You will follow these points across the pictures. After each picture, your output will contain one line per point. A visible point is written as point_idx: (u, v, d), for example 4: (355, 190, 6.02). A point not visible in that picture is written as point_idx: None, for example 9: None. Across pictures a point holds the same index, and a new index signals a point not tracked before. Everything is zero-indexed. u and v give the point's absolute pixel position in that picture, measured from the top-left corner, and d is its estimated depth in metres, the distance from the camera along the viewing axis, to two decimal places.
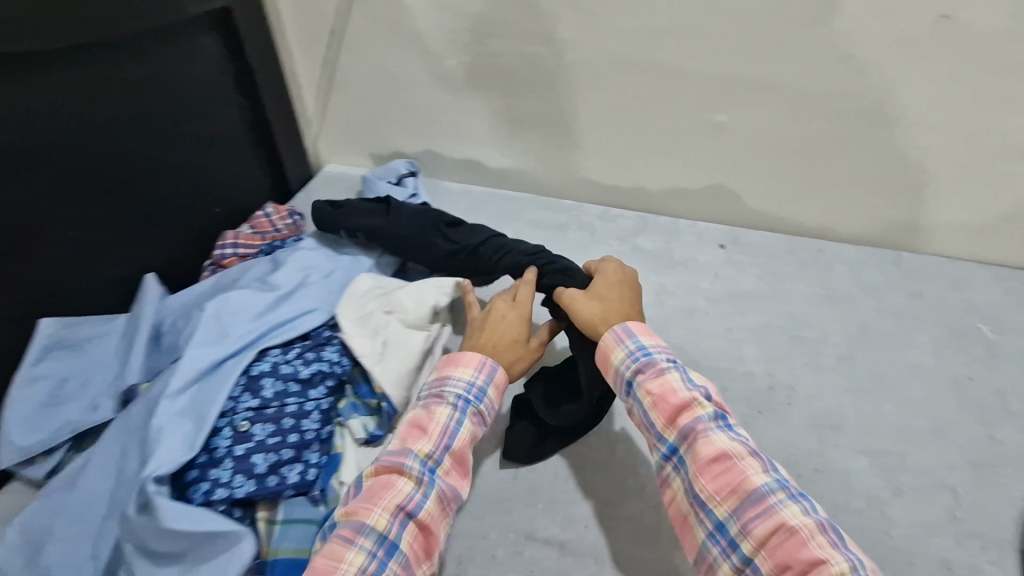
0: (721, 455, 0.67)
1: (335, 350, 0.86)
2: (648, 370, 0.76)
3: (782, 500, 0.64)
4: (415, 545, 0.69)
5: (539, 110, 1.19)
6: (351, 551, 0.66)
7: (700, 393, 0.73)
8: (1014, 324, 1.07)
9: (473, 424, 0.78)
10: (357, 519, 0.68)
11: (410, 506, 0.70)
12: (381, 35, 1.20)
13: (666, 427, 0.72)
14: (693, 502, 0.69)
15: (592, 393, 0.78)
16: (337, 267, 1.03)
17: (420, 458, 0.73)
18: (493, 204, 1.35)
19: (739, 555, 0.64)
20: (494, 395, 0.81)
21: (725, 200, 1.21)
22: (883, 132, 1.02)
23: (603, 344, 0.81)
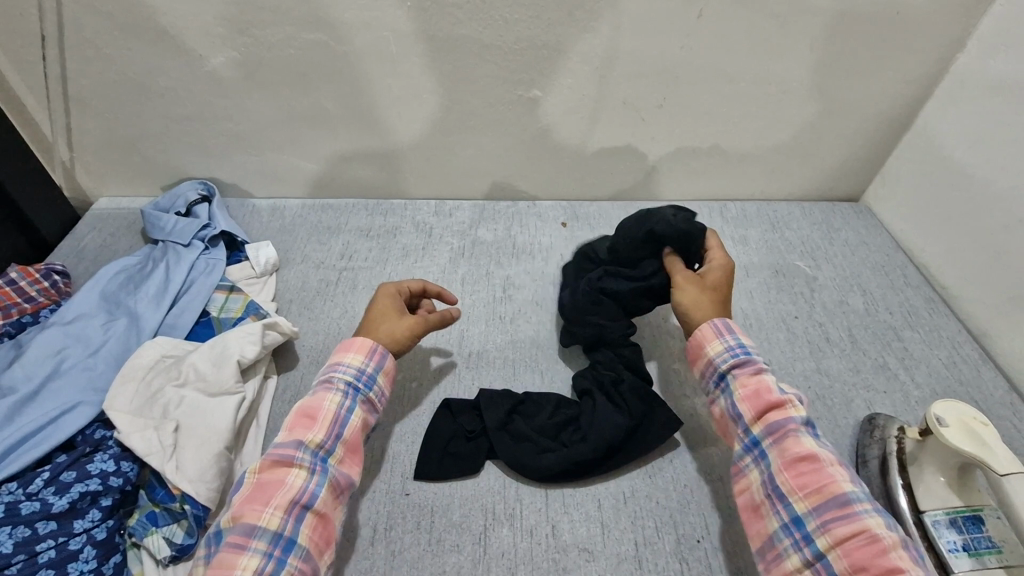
0: (810, 456, 0.62)
1: (109, 456, 0.68)
2: (746, 367, 0.71)
3: (866, 508, 0.59)
4: (315, 536, 0.61)
5: (343, 103, 1.07)
6: (244, 556, 0.57)
7: (793, 396, 0.69)
8: (825, 254, 1.16)
9: (362, 411, 0.70)
10: (247, 523, 0.59)
11: (306, 499, 0.61)
12: (116, 31, 0.96)
13: (754, 420, 0.68)
14: (769, 494, 0.64)
15: (375, 366, 0.72)
16: (107, 340, 0.83)
17: (312, 448, 0.65)
18: (329, 228, 1.17)
19: (810, 550, 0.59)
20: (386, 383, 0.73)
21: (556, 173, 1.20)
22: (681, 89, 1.06)
23: (698, 334, 0.75)
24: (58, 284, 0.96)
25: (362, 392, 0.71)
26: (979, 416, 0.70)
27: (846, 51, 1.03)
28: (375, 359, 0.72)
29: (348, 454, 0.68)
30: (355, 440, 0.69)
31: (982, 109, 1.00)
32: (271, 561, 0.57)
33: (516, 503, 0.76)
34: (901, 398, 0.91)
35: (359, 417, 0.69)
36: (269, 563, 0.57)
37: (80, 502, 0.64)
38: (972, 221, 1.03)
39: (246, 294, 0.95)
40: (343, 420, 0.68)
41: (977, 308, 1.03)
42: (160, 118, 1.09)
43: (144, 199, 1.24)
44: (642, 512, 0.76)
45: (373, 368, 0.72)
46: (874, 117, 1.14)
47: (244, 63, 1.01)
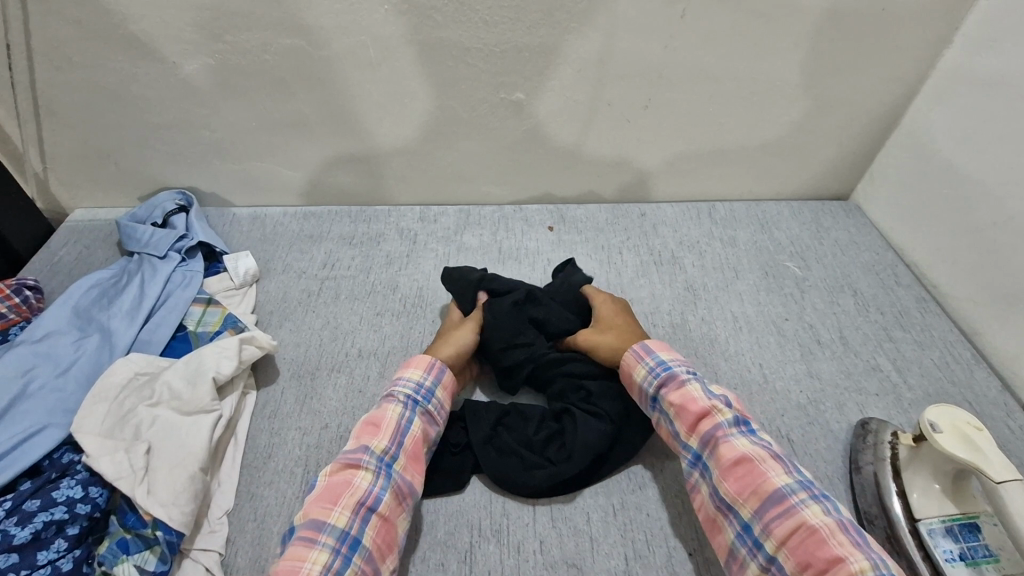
0: (742, 459, 0.65)
1: (76, 481, 0.65)
2: (670, 382, 0.74)
3: (802, 500, 0.61)
4: (378, 538, 0.63)
5: (322, 108, 1.05)
6: (314, 550, 0.60)
7: (721, 400, 0.72)
8: (815, 254, 1.14)
9: (423, 422, 0.73)
10: (317, 521, 0.62)
11: (371, 501, 0.64)
12: (85, 38, 0.93)
13: (689, 434, 0.70)
14: (718, 505, 0.66)
15: (434, 379, 0.76)
16: (78, 358, 0.81)
17: (378, 453, 0.68)
18: (311, 236, 1.14)
19: (761, 555, 0.61)
20: (444, 398, 0.77)
21: (542, 176, 1.18)
22: (667, 90, 1.05)
23: (624, 363, 0.80)
24: (29, 299, 0.93)
25: (421, 404, 0.74)
26: (973, 421, 0.69)
27: (832, 49, 1.02)
28: (432, 374, 0.76)
29: (412, 462, 0.70)
30: (418, 449, 0.71)
31: (971, 106, 0.99)
32: (338, 557, 0.59)
33: (503, 519, 0.74)
34: (894, 400, 0.90)
35: (420, 428, 0.72)
36: (337, 559, 0.60)
37: (44, 532, 0.61)
38: (962, 219, 1.02)
39: (224, 307, 0.92)
40: (405, 429, 0.71)
41: (968, 306, 1.02)
42: (135, 127, 1.06)
43: (121, 209, 1.21)
44: (632, 524, 0.74)
45: (432, 382, 0.76)
46: (862, 116, 1.13)
47: (219, 70, 0.98)
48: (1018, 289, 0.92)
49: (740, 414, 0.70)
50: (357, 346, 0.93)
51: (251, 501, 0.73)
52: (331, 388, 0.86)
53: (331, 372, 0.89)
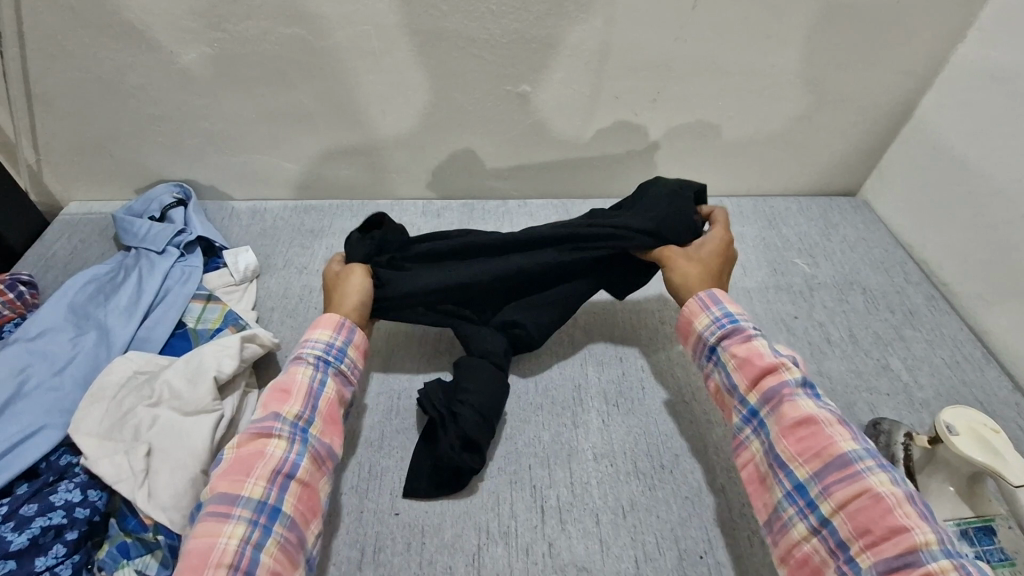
0: (807, 419, 0.61)
1: (75, 484, 0.64)
2: (734, 336, 0.71)
3: (869, 467, 0.57)
4: (300, 504, 0.61)
5: (323, 100, 1.02)
6: (228, 524, 0.56)
7: (788, 359, 0.68)
8: (824, 251, 1.13)
9: (336, 384, 0.72)
10: (229, 495, 0.58)
11: (287, 468, 0.61)
12: (79, 26, 0.91)
13: (749, 389, 0.67)
14: (772, 463, 0.63)
15: (343, 340, 0.74)
16: (75, 357, 0.79)
17: (290, 419, 0.65)
18: (312, 231, 1.12)
19: (814, 516, 0.58)
20: (356, 357, 0.75)
21: (547, 171, 1.17)
22: (676, 84, 1.03)
23: (687, 310, 0.76)
24: (24, 295, 0.91)
25: (333, 364, 0.72)
26: (990, 423, 0.68)
27: (844, 41, 1.00)
28: (343, 333, 0.74)
29: (329, 425, 0.68)
30: (333, 411, 0.69)
31: (984, 101, 0.98)
32: (257, 526, 0.56)
33: (510, 521, 0.73)
34: (905, 400, 0.88)
35: (333, 390, 0.70)
36: (256, 530, 0.56)
37: (42, 537, 0.59)
38: (974, 216, 1.01)
39: (224, 304, 0.90)
40: (317, 393, 0.68)
41: (978, 305, 1.01)
42: (130, 118, 1.03)
43: (117, 202, 1.18)
44: (642, 526, 0.73)
45: (342, 343, 0.74)
46: (873, 111, 1.11)
47: (217, 60, 0.96)
48: None
49: (807, 376, 0.67)
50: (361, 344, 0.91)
51: None
52: None
53: None
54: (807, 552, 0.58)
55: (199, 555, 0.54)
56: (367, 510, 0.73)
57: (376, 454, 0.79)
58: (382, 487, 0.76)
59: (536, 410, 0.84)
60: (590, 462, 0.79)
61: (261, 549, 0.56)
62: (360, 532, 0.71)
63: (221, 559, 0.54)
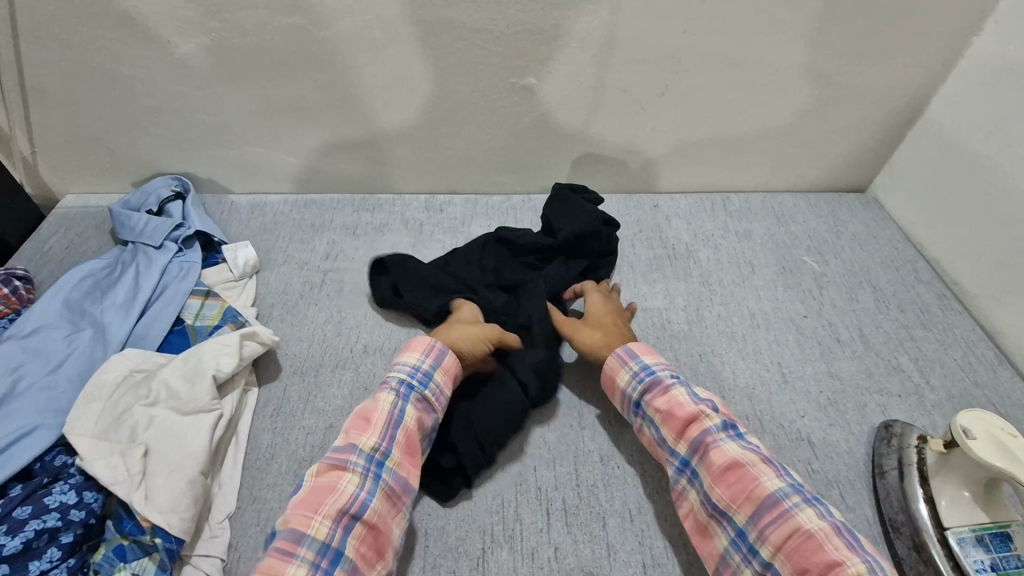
0: (734, 464, 0.62)
1: (70, 487, 0.62)
2: (653, 388, 0.72)
3: (796, 505, 0.59)
4: (362, 547, 0.59)
5: (324, 92, 1.00)
6: (292, 565, 0.55)
7: (707, 404, 0.69)
8: (833, 248, 1.11)
9: (418, 412, 0.70)
10: (297, 531, 0.58)
11: (355, 508, 0.60)
12: (73, 14, 0.88)
13: (676, 440, 0.68)
14: (711, 512, 0.63)
15: (430, 363, 0.72)
16: (70, 355, 0.77)
17: (367, 452, 0.64)
18: (313, 226, 1.10)
19: (757, 562, 0.59)
20: (445, 382, 0.73)
21: (552, 166, 1.15)
22: (684, 77, 1.01)
23: (608, 367, 0.77)
24: (19, 290, 0.89)
25: (416, 391, 0.70)
26: (1007, 427, 0.66)
27: (857, 34, 0.97)
28: (430, 358, 0.73)
29: (406, 457, 0.66)
30: (411, 443, 0.67)
31: (999, 97, 0.96)
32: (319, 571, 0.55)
33: (516, 524, 0.71)
34: (916, 402, 0.87)
35: (413, 419, 0.68)
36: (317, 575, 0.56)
37: (35, 541, 0.58)
38: (987, 214, 0.99)
39: (223, 301, 0.88)
40: (397, 421, 0.67)
41: (991, 305, 0.99)
42: (127, 109, 1.01)
43: (113, 196, 1.16)
44: (650, 530, 0.71)
45: (429, 367, 0.72)
46: (885, 106, 1.09)
47: (215, 50, 0.93)
48: None
49: (726, 417, 0.68)
50: (363, 342, 0.89)
51: (254, 504, 0.71)
52: (336, 385, 0.83)
53: (336, 368, 0.85)
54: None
55: None
56: None
57: None
58: None
59: (542, 410, 0.82)
60: (596, 464, 0.77)
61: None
62: None
63: None
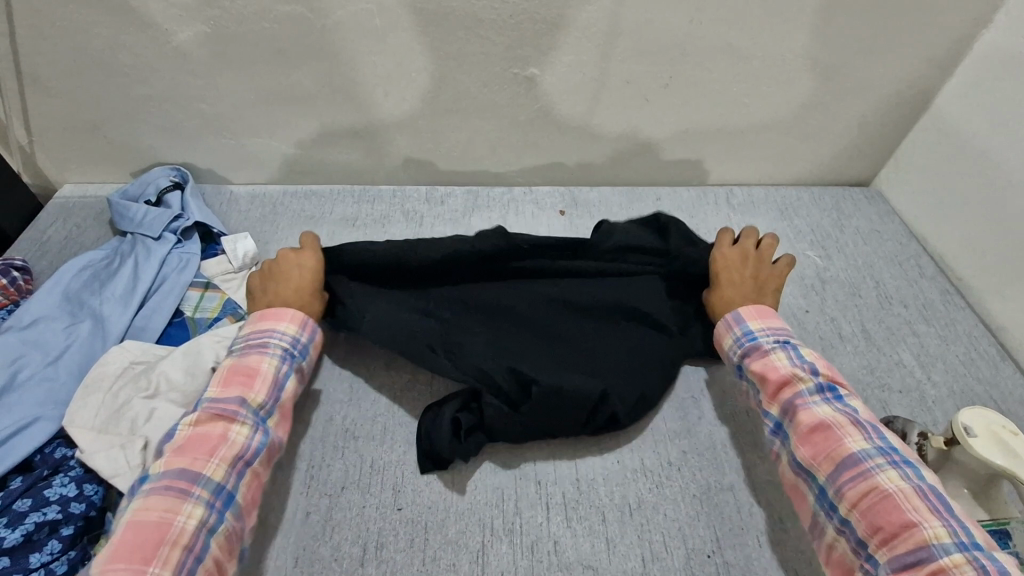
0: (820, 426, 0.65)
1: (69, 479, 0.62)
2: (753, 353, 0.74)
3: (878, 466, 0.61)
4: (249, 495, 0.63)
5: (324, 81, 0.99)
6: (188, 504, 0.58)
7: (808, 367, 0.70)
8: (836, 243, 1.10)
9: (295, 379, 0.72)
10: (188, 471, 0.60)
11: (250, 456, 0.63)
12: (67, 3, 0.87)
13: (769, 401, 0.71)
14: (797, 469, 0.67)
15: (308, 338, 0.74)
16: (69, 346, 0.76)
17: (254, 408, 0.66)
18: (314, 217, 1.10)
19: (837, 517, 0.62)
20: (315, 354, 0.76)
21: (554, 157, 1.14)
22: (688, 69, 0.99)
23: (716, 330, 0.80)
24: (18, 281, 0.89)
25: (296, 360, 0.72)
26: (1008, 425, 0.66)
27: (864, 26, 0.96)
28: (307, 333, 0.74)
29: (281, 419, 0.69)
30: (288, 407, 0.70)
31: (1007, 90, 0.94)
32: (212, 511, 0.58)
33: (515, 517, 0.72)
34: (918, 399, 0.87)
35: (292, 385, 0.71)
36: (212, 513, 0.59)
37: (36, 534, 0.58)
38: (992, 209, 0.98)
39: (222, 293, 0.89)
40: (282, 385, 0.69)
41: (995, 302, 0.99)
42: (124, 98, 1.00)
43: (112, 186, 1.15)
44: (649, 524, 0.72)
45: (306, 340, 0.74)
46: (891, 98, 1.07)
47: (212, 38, 0.92)
48: None
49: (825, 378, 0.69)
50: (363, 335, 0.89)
51: None
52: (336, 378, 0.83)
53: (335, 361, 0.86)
54: (840, 551, 0.62)
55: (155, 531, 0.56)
56: (369, 506, 0.72)
57: (376, 447, 0.77)
58: (383, 482, 0.74)
59: None
60: (596, 458, 0.77)
61: (213, 533, 0.58)
62: (362, 526, 0.70)
63: (178, 538, 0.56)
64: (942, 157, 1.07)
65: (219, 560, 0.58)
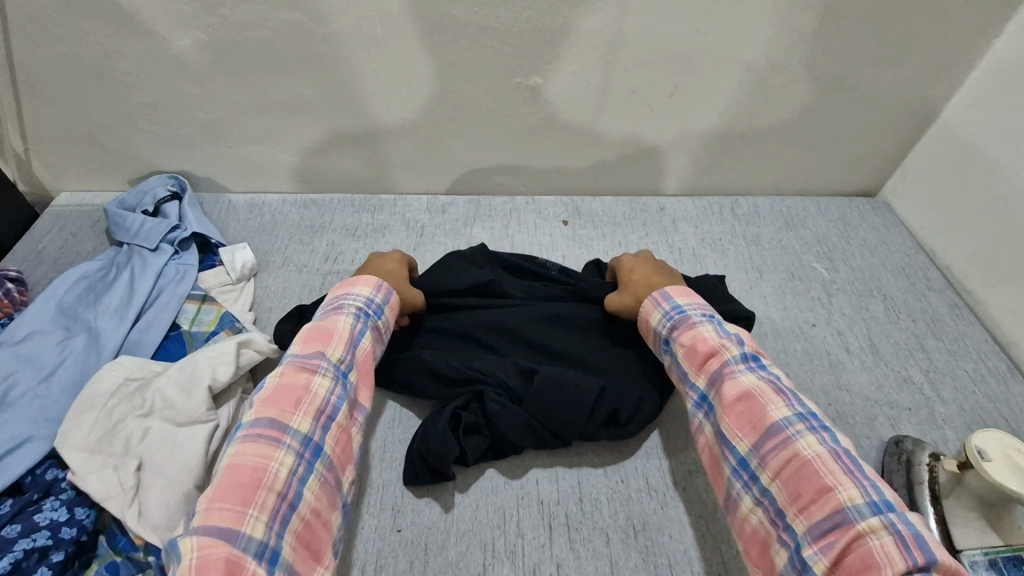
0: (744, 394, 0.62)
1: (60, 503, 0.60)
2: (682, 326, 0.72)
3: (797, 431, 0.57)
4: (337, 448, 0.62)
5: (324, 90, 0.97)
6: (279, 451, 0.57)
7: (733, 340, 0.69)
8: (842, 254, 1.09)
9: (371, 338, 0.73)
10: (277, 422, 0.58)
11: (331, 410, 0.62)
12: (64, 9, 0.86)
13: (695, 373, 0.68)
14: (719, 442, 0.63)
15: (382, 298, 0.76)
16: (62, 362, 0.75)
17: (334, 361, 0.66)
18: (314, 226, 1.08)
19: (756, 488, 0.58)
20: (389, 316, 0.77)
21: (557, 167, 1.12)
22: (694, 77, 0.98)
23: (643, 309, 0.78)
24: (12, 293, 0.87)
25: (372, 318, 0.73)
26: (1023, 448, 0.64)
27: (874, 36, 0.95)
28: (381, 294, 0.76)
29: (363, 376, 0.69)
30: (368, 364, 0.70)
31: (1018, 101, 0.93)
32: (305, 460, 0.57)
33: (517, 539, 0.70)
34: (927, 416, 0.85)
35: (369, 343, 0.71)
36: (303, 464, 0.57)
37: (25, 561, 0.56)
38: (1003, 222, 0.97)
39: (220, 306, 0.87)
40: (356, 341, 0.70)
41: (1005, 316, 0.97)
42: (122, 106, 0.99)
43: (109, 194, 1.14)
44: (654, 547, 0.70)
45: (380, 301, 0.76)
46: (899, 108, 1.06)
47: (210, 45, 0.90)
48: None
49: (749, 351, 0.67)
50: None
51: None
52: None
53: None
54: (755, 525, 0.58)
55: (249, 476, 0.54)
56: (368, 526, 0.71)
57: (375, 465, 0.76)
58: (382, 502, 0.73)
59: None
60: (600, 477, 0.76)
61: (305, 482, 0.57)
62: (360, 548, 0.69)
63: (273, 484, 0.54)
64: (951, 168, 1.06)
65: (314, 510, 0.57)
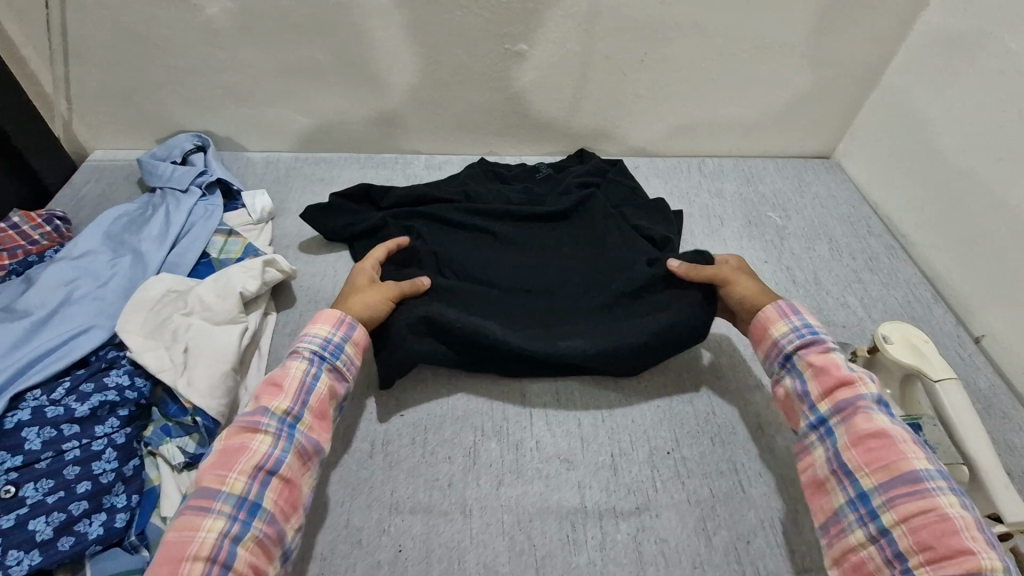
0: (880, 432, 0.63)
1: (123, 372, 0.73)
2: (811, 346, 0.72)
3: (939, 486, 0.59)
4: (280, 500, 0.62)
5: (336, 54, 1.10)
6: (208, 518, 0.58)
7: (863, 373, 0.69)
8: (796, 205, 1.23)
9: (331, 379, 0.71)
10: (210, 489, 0.60)
11: (270, 464, 0.62)
12: None
13: (821, 398, 0.68)
14: (836, 469, 0.64)
15: (342, 336, 0.73)
16: (114, 274, 0.87)
17: (278, 415, 0.65)
18: (324, 179, 1.22)
19: (874, 525, 0.60)
20: (355, 353, 0.75)
21: (543, 128, 1.25)
22: (664, 45, 1.11)
23: (762, 317, 0.77)
24: (60, 229, 0.99)
25: (327, 360, 0.71)
26: (921, 335, 0.78)
27: (818, 9, 1.08)
28: (342, 330, 0.74)
29: (318, 420, 0.69)
30: (324, 406, 0.69)
31: (943, 66, 1.07)
32: (235, 522, 0.58)
33: (503, 422, 0.83)
34: (856, 331, 0.99)
35: (326, 385, 0.70)
36: (235, 525, 0.58)
37: (99, 410, 0.69)
38: (931, 172, 1.10)
39: (244, 238, 0.99)
40: (310, 387, 0.69)
41: (931, 253, 1.11)
42: (155, 68, 1.11)
43: (139, 151, 1.26)
44: (619, 428, 0.83)
45: (340, 338, 0.73)
46: (846, 76, 1.19)
47: (237, 12, 1.03)
48: (976, 234, 1.01)
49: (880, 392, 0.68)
50: None
51: None
52: None
53: None
54: (862, 558, 0.60)
55: (179, 547, 0.56)
56: (376, 412, 0.83)
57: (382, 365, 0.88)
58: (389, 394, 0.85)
59: None
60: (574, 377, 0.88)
61: (238, 542, 0.58)
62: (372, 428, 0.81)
63: (199, 552, 0.56)
64: (892, 127, 1.19)
65: (252, 565, 0.58)
